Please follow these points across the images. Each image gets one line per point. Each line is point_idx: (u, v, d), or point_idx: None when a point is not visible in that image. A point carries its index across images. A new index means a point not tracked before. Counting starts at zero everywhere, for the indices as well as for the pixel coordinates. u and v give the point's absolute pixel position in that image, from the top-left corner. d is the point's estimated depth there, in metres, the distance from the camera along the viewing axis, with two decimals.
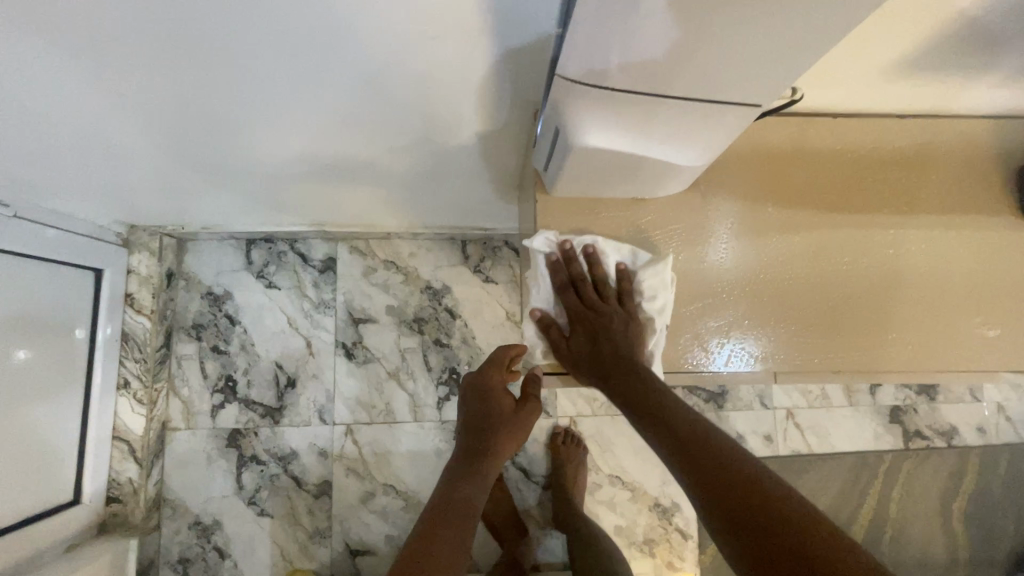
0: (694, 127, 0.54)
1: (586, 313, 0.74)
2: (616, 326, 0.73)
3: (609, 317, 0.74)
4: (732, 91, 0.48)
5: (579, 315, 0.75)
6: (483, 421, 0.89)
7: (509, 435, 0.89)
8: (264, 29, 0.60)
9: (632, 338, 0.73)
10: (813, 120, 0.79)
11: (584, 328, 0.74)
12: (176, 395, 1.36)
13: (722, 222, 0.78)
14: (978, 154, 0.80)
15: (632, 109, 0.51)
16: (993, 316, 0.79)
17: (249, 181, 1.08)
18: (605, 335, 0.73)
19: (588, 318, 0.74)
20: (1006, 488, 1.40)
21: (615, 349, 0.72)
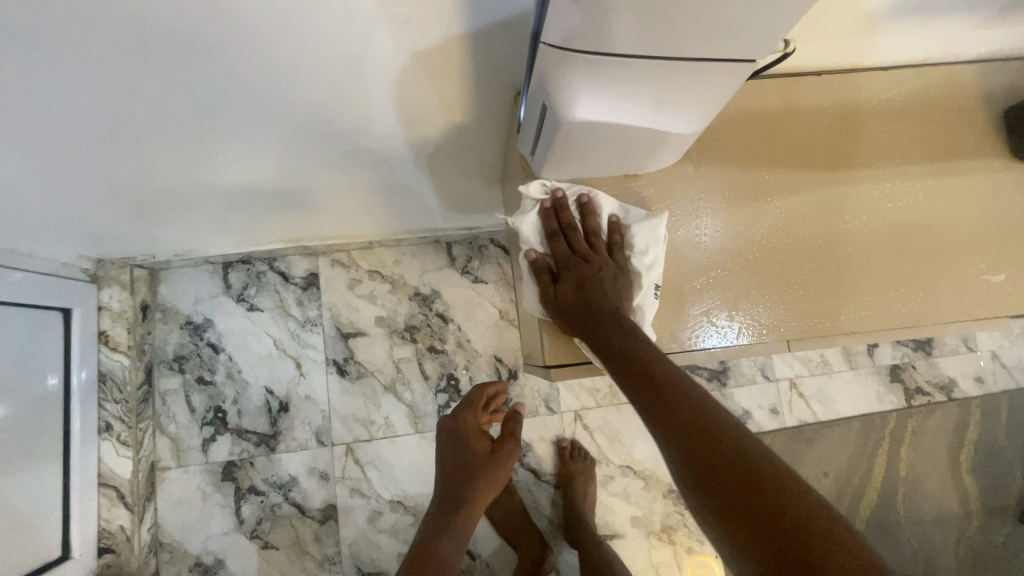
0: (684, 93, 0.52)
1: (575, 260, 0.71)
2: (605, 277, 0.70)
3: (598, 266, 0.71)
4: (728, 48, 0.46)
5: (568, 259, 0.72)
6: (463, 469, 1.05)
7: (485, 483, 1.04)
8: (224, 31, 0.55)
9: (619, 290, 0.70)
10: (798, 80, 0.77)
11: (574, 272, 0.71)
12: (163, 433, 1.30)
13: (714, 192, 0.76)
14: (961, 101, 0.80)
15: (618, 78, 0.49)
16: (993, 261, 0.78)
17: (219, 202, 1.02)
18: (593, 284, 0.70)
19: (577, 265, 0.71)
20: (1009, 434, 1.41)
21: (602, 300, 0.69)
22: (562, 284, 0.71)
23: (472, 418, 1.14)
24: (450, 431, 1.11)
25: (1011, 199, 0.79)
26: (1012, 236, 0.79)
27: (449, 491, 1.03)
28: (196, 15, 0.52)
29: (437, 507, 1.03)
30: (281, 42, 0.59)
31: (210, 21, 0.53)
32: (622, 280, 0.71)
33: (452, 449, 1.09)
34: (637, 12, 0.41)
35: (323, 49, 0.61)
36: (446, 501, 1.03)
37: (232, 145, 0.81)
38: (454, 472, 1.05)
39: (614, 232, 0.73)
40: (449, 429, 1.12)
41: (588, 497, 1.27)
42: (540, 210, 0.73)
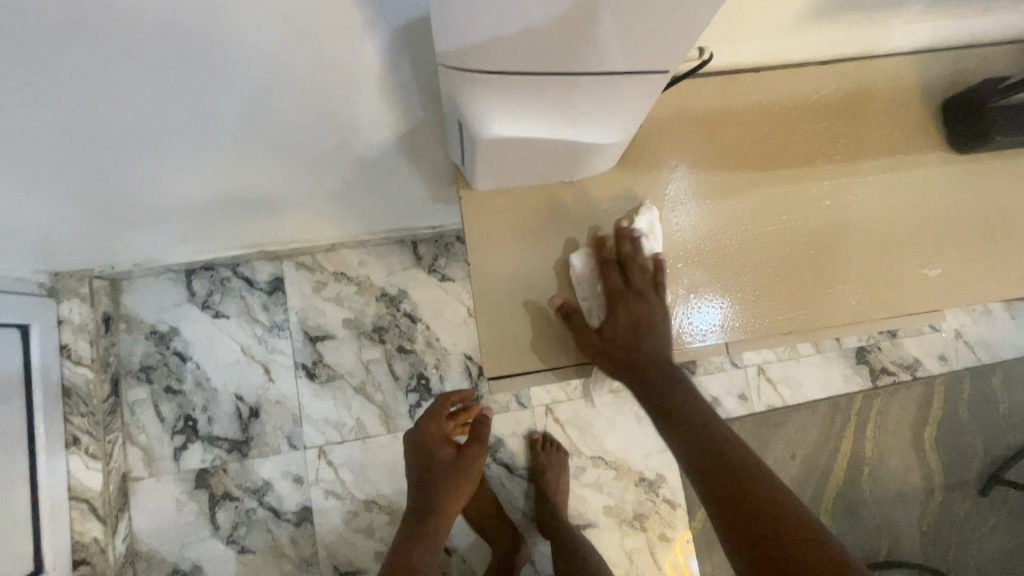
0: (599, 106, 0.51)
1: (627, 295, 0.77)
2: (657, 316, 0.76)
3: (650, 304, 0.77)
4: (639, 57, 0.44)
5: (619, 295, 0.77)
6: (429, 482, 1.05)
7: (452, 493, 1.04)
8: (136, 45, 0.53)
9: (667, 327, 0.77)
10: (738, 76, 0.79)
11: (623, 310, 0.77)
12: (134, 443, 1.30)
13: (671, 190, 0.79)
14: (898, 91, 0.82)
15: (528, 97, 0.48)
16: (934, 254, 0.81)
17: (169, 211, 1.00)
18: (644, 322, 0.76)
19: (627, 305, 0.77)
20: (972, 410, 1.44)
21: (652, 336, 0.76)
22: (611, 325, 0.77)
23: (434, 429, 1.09)
24: (417, 443, 1.09)
25: (945, 189, 0.82)
26: (948, 226, 0.82)
27: (417, 503, 1.05)
28: (107, 31, 0.50)
29: (410, 516, 1.05)
30: (197, 56, 0.57)
31: (123, 36, 0.51)
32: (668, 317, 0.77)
33: (421, 463, 1.07)
34: (529, 29, 0.40)
35: (242, 62, 0.59)
36: (414, 512, 1.05)
37: (170, 156, 0.79)
38: (423, 483, 1.06)
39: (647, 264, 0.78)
40: (412, 441, 1.09)
41: (560, 489, 1.28)
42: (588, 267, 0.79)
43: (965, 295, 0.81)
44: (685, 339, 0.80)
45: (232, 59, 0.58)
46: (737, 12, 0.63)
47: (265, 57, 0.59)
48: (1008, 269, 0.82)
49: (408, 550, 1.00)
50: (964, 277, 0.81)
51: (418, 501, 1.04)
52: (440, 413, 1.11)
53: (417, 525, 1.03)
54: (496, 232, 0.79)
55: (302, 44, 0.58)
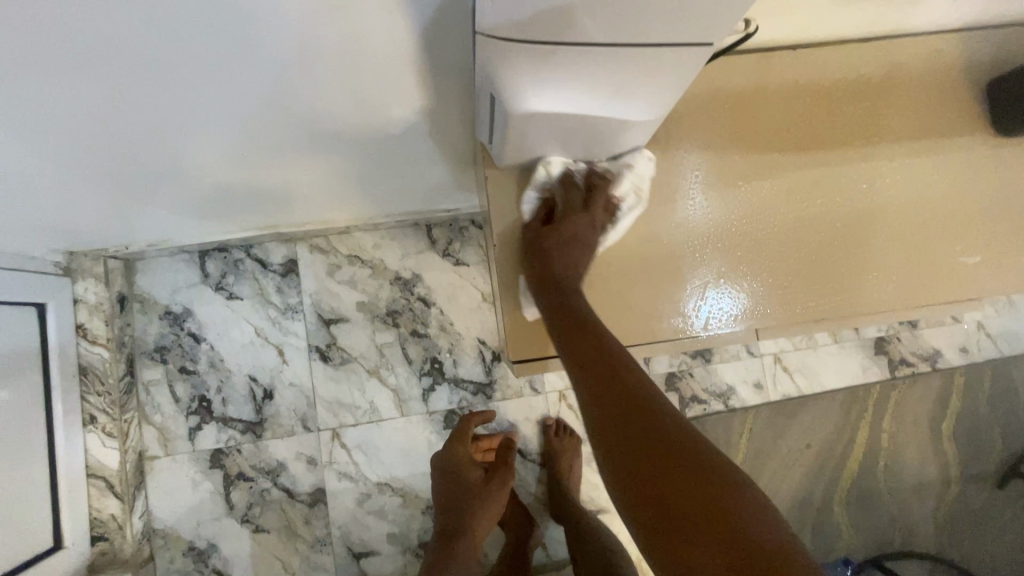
0: (639, 80, 0.49)
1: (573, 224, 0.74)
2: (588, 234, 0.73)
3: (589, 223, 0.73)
4: (684, 26, 0.42)
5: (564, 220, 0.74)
6: (460, 503, 1.11)
7: (483, 513, 1.11)
8: (158, 18, 0.51)
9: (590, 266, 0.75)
10: (770, 55, 0.77)
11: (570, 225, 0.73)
12: (149, 423, 1.30)
13: (689, 177, 0.77)
14: (938, 72, 0.79)
15: (566, 69, 0.46)
16: (969, 241, 0.79)
17: (186, 191, 0.99)
18: (573, 251, 0.73)
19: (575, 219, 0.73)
20: (992, 402, 1.42)
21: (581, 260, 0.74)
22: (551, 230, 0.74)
23: (462, 451, 1.16)
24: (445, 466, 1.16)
25: (983, 175, 0.79)
26: (985, 214, 0.79)
27: (448, 524, 1.10)
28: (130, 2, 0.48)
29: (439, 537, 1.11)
30: (223, 30, 0.55)
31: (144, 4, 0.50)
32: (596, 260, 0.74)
33: (450, 486, 1.14)
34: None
35: (266, 36, 0.57)
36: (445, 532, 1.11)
37: (189, 135, 0.77)
38: (453, 504, 1.12)
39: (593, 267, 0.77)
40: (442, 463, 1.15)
41: (573, 474, 1.28)
42: (549, 181, 0.74)
43: (1001, 284, 0.79)
44: (710, 327, 0.78)
45: (257, 33, 0.56)
46: None
47: (290, 29, 0.57)
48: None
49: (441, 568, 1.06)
50: (1000, 265, 0.79)
51: (448, 522, 1.11)
52: (466, 436, 1.19)
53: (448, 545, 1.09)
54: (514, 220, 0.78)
55: (327, 17, 0.56)
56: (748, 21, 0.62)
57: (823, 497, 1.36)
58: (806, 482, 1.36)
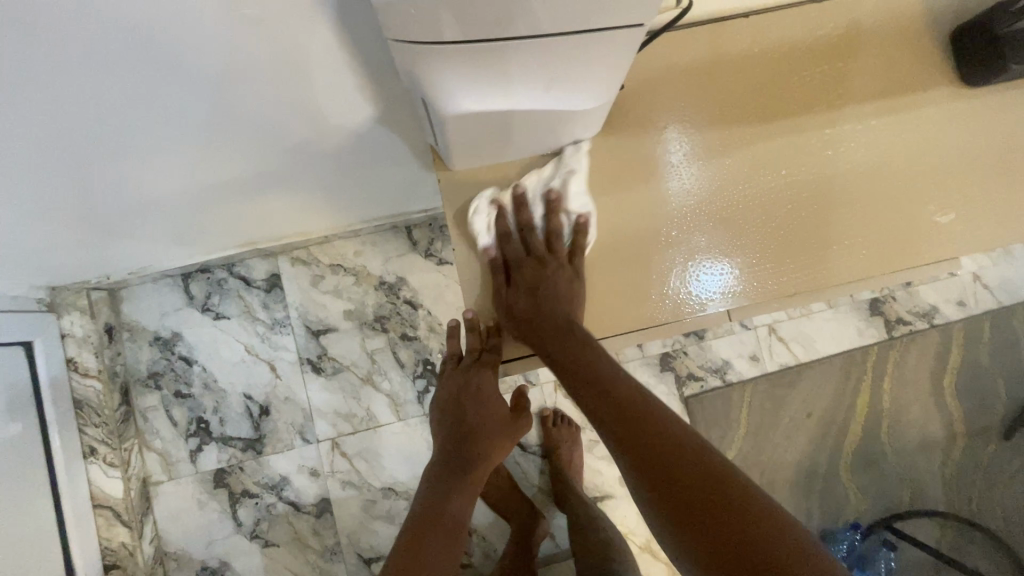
0: (578, 71, 0.48)
1: (530, 263, 0.78)
2: (560, 282, 0.76)
3: (556, 270, 0.77)
4: (609, 10, 0.40)
5: (521, 263, 0.78)
6: (476, 428, 0.88)
7: (502, 444, 0.90)
8: (80, 46, 0.50)
9: (572, 291, 0.76)
10: (723, 25, 0.75)
11: (526, 276, 0.77)
12: (150, 449, 1.31)
13: (671, 150, 0.75)
14: (900, 26, 0.76)
15: (492, 70, 0.45)
16: (945, 200, 0.77)
17: (155, 218, 0.98)
18: (543, 286, 0.76)
19: (529, 268, 0.78)
20: (993, 353, 1.40)
21: (550, 296, 0.75)
22: (512, 286, 0.78)
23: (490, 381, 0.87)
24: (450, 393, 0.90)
25: (956, 128, 0.77)
26: (962, 168, 0.77)
27: (459, 453, 0.87)
28: (46, 33, 0.47)
29: (446, 465, 0.87)
30: (148, 55, 0.54)
31: (60, 39, 0.48)
32: (578, 277, 0.76)
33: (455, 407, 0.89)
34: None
35: (196, 58, 0.56)
36: (454, 462, 0.87)
37: (143, 162, 0.76)
38: (455, 432, 0.88)
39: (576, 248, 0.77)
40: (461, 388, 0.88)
41: (574, 463, 1.28)
42: (489, 228, 0.78)
43: (982, 238, 0.77)
44: (689, 304, 0.76)
45: (187, 55, 0.55)
46: None
47: (219, 49, 0.55)
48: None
49: (446, 502, 0.85)
50: (981, 221, 0.77)
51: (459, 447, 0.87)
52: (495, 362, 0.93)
53: (454, 476, 0.86)
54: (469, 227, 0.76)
55: (253, 34, 0.55)
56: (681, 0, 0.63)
57: (827, 463, 1.35)
58: (810, 451, 1.35)
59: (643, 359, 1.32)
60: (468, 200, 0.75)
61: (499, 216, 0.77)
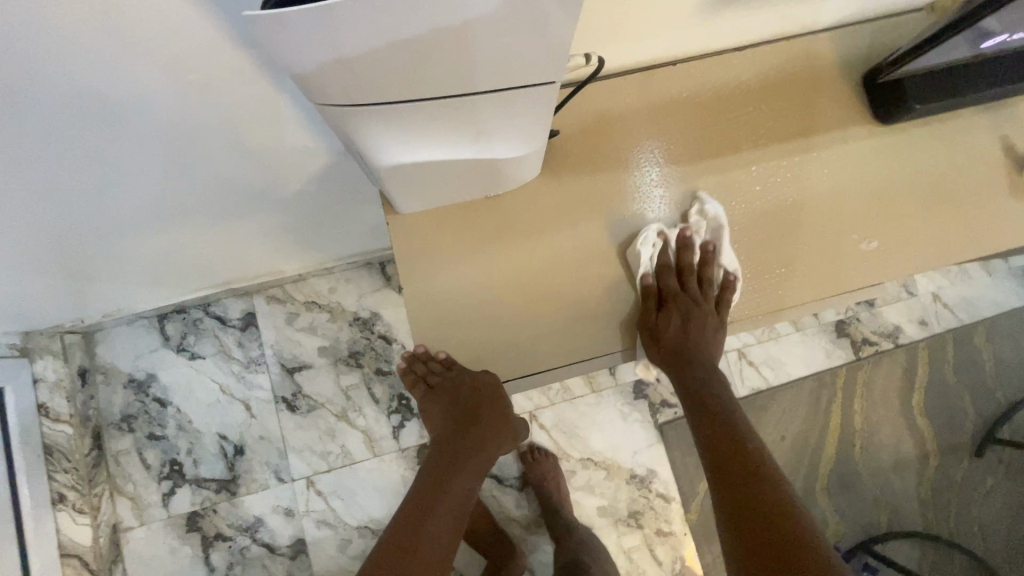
0: (498, 138, 0.55)
1: (684, 296, 0.81)
2: (709, 327, 0.81)
3: (705, 311, 0.81)
4: (516, 90, 0.48)
5: (676, 296, 0.81)
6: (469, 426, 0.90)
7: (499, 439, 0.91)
8: (38, 104, 0.53)
9: (714, 342, 0.82)
10: (655, 69, 0.80)
11: (680, 306, 0.80)
12: (122, 493, 1.30)
13: (643, 178, 0.80)
14: (822, 68, 0.82)
15: (418, 130, 0.50)
16: (874, 230, 0.81)
17: (128, 261, 1.01)
18: (694, 323, 0.81)
19: (682, 299, 0.80)
20: (957, 372, 1.42)
21: (698, 341, 0.82)
22: (665, 313, 0.80)
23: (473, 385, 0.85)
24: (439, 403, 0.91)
25: (885, 163, 0.82)
26: (888, 198, 0.81)
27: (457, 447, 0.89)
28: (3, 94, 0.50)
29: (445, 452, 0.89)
30: (104, 110, 0.57)
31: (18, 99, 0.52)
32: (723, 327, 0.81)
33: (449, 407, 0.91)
34: (397, 70, 0.41)
35: (155, 111, 0.60)
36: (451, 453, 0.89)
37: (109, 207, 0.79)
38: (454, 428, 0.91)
39: (524, 284, 0.79)
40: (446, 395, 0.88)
41: (561, 493, 1.28)
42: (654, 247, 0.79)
43: (918, 263, 0.80)
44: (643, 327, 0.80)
45: (144, 110, 0.59)
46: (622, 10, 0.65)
47: (174, 103, 0.59)
48: (955, 234, 0.81)
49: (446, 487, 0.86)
50: (916, 247, 0.80)
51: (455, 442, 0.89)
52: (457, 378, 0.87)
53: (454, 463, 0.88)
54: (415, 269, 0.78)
55: (207, 91, 0.59)
56: (586, 57, 0.67)
57: (804, 486, 1.36)
58: (786, 474, 1.36)
59: (616, 387, 1.37)
60: (640, 233, 0.78)
61: (661, 251, 0.81)
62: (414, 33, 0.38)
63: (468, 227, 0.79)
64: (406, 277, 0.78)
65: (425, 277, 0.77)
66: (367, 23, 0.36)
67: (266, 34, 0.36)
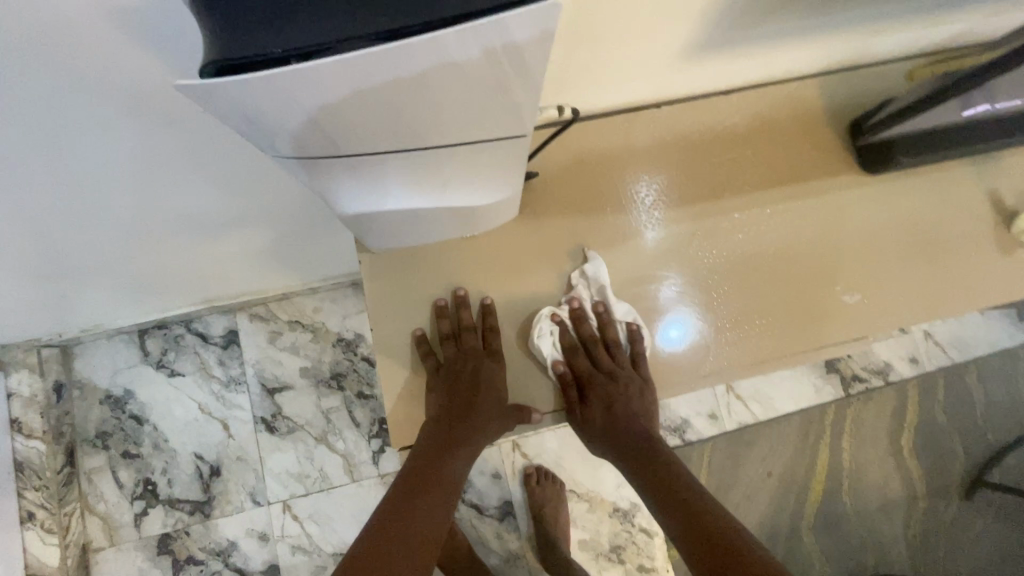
0: (466, 193, 0.55)
1: (601, 377, 0.80)
2: (633, 394, 0.80)
3: (625, 385, 0.80)
4: (482, 140, 0.47)
5: (593, 379, 0.80)
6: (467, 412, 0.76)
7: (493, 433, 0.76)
8: None
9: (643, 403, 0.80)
10: (638, 112, 0.83)
11: (600, 393, 0.79)
12: (93, 512, 1.27)
13: (638, 207, 0.81)
14: (798, 117, 0.85)
15: (373, 183, 0.51)
16: (851, 282, 0.83)
17: (105, 277, 0.99)
18: (617, 403, 0.80)
19: (602, 382, 0.80)
20: (948, 412, 1.40)
21: (627, 414, 0.80)
22: (589, 406, 0.79)
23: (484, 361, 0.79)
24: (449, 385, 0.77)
25: (861, 214, 0.84)
26: (863, 250, 0.84)
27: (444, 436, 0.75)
28: None
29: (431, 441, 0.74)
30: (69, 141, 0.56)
31: None
32: (650, 388, 0.80)
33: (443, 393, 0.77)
34: (356, 123, 0.41)
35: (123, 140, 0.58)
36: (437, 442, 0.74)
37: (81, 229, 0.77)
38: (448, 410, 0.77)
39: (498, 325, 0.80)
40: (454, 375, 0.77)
41: (560, 522, 1.25)
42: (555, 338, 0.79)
43: (891, 317, 0.83)
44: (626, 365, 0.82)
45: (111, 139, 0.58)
46: (602, 47, 0.64)
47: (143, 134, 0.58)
48: (919, 287, 0.84)
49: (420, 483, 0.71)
50: (891, 301, 0.83)
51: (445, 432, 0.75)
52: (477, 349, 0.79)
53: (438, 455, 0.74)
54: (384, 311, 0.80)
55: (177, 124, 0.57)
56: (561, 109, 0.70)
57: (789, 525, 1.33)
58: (771, 512, 1.33)
59: None
60: (534, 325, 0.78)
61: (561, 333, 0.80)
62: (370, 91, 0.37)
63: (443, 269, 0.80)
64: (379, 314, 0.79)
65: (399, 316, 0.80)
66: (318, 82, 0.35)
67: (209, 98, 0.35)
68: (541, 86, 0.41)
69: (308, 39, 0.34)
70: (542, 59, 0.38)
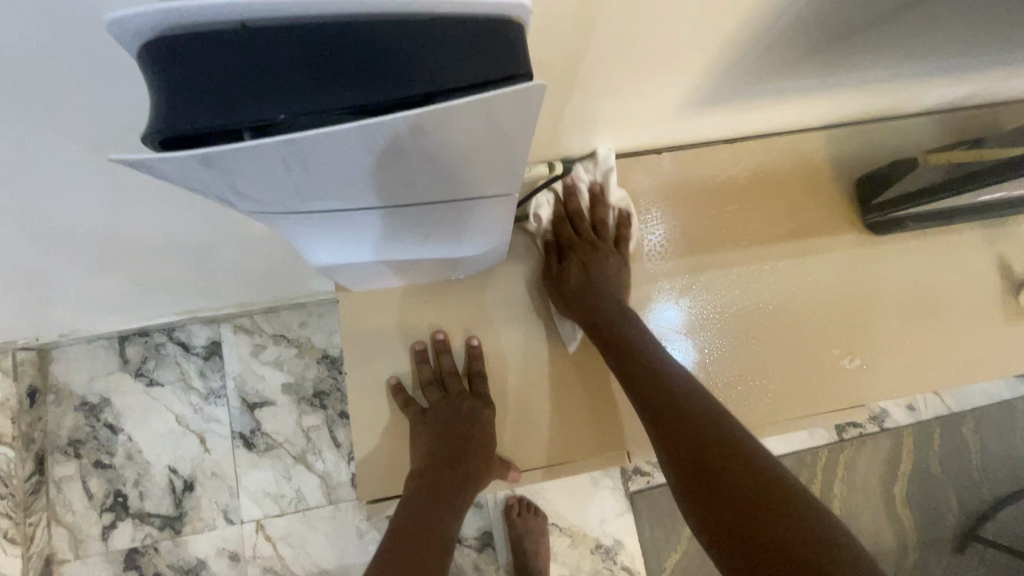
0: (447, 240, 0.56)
1: (582, 244, 0.80)
2: (611, 267, 0.79)
3: (605, 255, 0.79)
4: (463, 195, 0.45)
5: (574, 245, 0.80)
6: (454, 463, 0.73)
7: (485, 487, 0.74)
8: None
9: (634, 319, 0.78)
10: (636, 159, 0.83)
11: (577, 258, 0.79)
12: (60, 523, 1.23)
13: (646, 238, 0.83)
14: (798, 170, 0.84)
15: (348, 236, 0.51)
16: (850, 345, 0.81)
17: (82, 284, 0.96)
18: (596, 271, 0.78)
19: (585, 253, 0.79)
20: (943, 462, 1.37)
21: (604, 281, 0.78)
22: (566, 267, 0.79)
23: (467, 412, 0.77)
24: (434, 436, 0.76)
25: (863, 276, 0.83)
26: (864, 312, 0.82)
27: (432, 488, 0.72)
28: None
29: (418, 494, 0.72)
30: None
31: None
32: (627, 264, 0.80)
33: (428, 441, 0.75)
34: (328, 182, 0.39)
35: None
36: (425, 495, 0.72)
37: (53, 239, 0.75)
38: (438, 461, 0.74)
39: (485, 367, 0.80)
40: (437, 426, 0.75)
41: (540, 558, 1.21)
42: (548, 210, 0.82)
43: (890, 383, 0.81)
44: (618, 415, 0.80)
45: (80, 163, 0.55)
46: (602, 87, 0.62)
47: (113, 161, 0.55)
48: (922, 354, 0.81)
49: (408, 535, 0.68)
50: (890, 368, 0.81)
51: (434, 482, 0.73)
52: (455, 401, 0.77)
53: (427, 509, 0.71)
54: (369, 345, 0.80)
55: None
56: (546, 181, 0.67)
57: None
58: None
59: None
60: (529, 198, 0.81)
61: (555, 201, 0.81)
62: (340, 157, 0.35)
63: (432, 314, 0.81)
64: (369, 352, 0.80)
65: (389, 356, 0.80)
66: (282, 152, 0.33)
67: (154, 170, 0.34)
68: (525, 150, 0.39)
69: (260, 113, 0.33)
70: (523, 130, 0.36)
